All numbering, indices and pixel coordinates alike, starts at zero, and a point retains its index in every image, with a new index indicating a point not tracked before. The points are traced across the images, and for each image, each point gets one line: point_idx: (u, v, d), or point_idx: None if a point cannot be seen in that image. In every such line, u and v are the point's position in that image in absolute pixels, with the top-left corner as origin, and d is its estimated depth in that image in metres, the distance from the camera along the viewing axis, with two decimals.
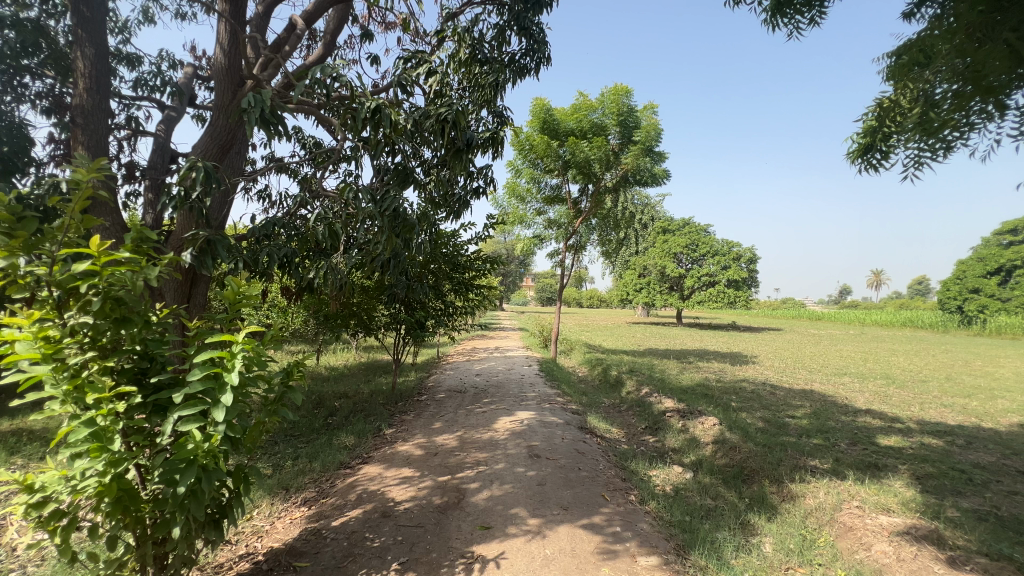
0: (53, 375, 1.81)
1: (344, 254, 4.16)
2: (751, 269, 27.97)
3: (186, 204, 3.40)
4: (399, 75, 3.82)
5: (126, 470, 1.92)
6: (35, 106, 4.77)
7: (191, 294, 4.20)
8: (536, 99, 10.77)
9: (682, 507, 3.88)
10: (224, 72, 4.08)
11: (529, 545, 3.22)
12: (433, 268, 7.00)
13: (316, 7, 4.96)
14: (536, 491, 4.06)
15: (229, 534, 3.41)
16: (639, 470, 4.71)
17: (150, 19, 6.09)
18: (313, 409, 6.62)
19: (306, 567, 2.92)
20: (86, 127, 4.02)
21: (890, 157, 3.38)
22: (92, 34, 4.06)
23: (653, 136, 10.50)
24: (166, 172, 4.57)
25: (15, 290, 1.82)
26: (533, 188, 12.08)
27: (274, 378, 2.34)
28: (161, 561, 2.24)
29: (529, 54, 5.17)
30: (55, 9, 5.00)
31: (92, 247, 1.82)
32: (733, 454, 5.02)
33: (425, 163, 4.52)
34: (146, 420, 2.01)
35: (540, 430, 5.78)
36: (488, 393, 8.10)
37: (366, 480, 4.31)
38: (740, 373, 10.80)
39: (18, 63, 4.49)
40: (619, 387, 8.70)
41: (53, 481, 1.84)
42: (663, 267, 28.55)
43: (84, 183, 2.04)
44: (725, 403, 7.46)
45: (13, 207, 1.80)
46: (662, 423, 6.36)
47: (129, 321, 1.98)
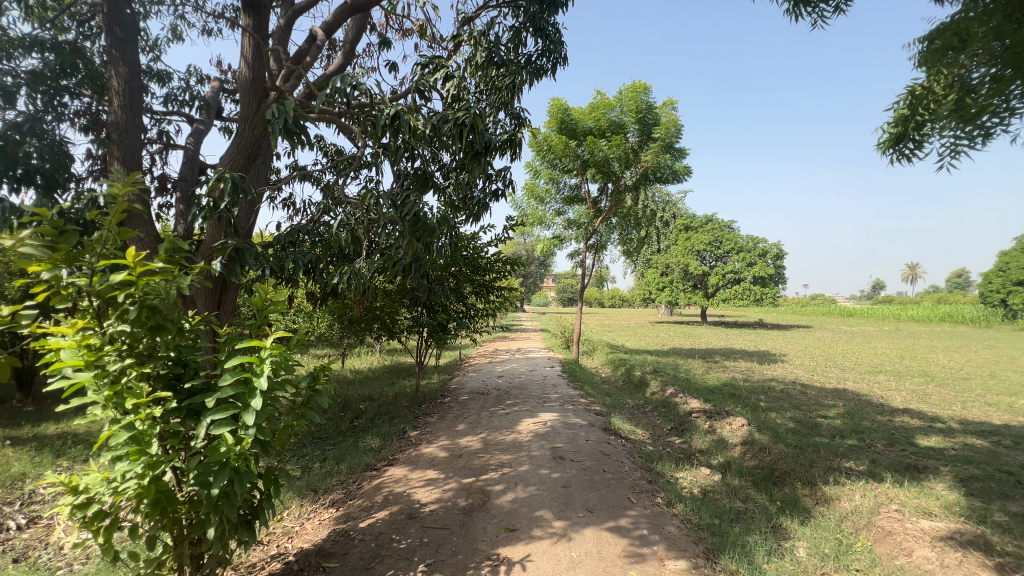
0: (95, 381, 1.88)
1: (366, 259, 4.23)
2: (778, 265, 27.18)
3: (215, 214, 3.53)
4: (418, 81, 3.87)
5: (163, 472, 1.99)
6: (74, 124, 4.99)
7: (221, 301, 4.33)
8: (553, 99, 10.76)
9: (711, 509, 3.81)
10: (249, 85, 4.18)
11: (555, 547, 3.21)
12: (453, 271, 7.03)
13: (335, 17, 5.06)
14: (561, 493, 4.04)
15: (261, 535, 3.50)
16: (666, 472, 4.65)
17: (178, 36, 6.31)
18: (338, 412, 6.75)
19: (334, 568, 2.97)
20: (122, 142, 4.21)
21: (924, 147, 3.23)
22: (125, 54, 4.23)
23: (672, 133, 10.43)
24: (196, 184, 4.72)
25: (58, 301, 1.89)
26: (552, 189, 12.05)
27: (302, 381, 2.39)
28: (197, 561, 2.32)
29: (546, 55, 5.17)
30: (91, 30, 5.23)
31: (128, 258, 1.90)
32: (763, 456, 4.90)
33: (443, 167, 4.59)
34: (181, 424, 2.07)
35: (563, 432, 5.76)
36: (511, 395, 8.11)
37: (392, 481, 4.37)
38: (768, 372, 10.56)
39: (57, 84, 4.72)
40: (642, 388, 8.60)
41: (96, 483, 1.92)
42: (686, 265, 28.08)
43: (120, 197, 2.11)
44: (753, 403, 7.27)
45: (56, 222, 1.88)
46: (688, 424, 6.26)
47: (163, 328, 2.05)
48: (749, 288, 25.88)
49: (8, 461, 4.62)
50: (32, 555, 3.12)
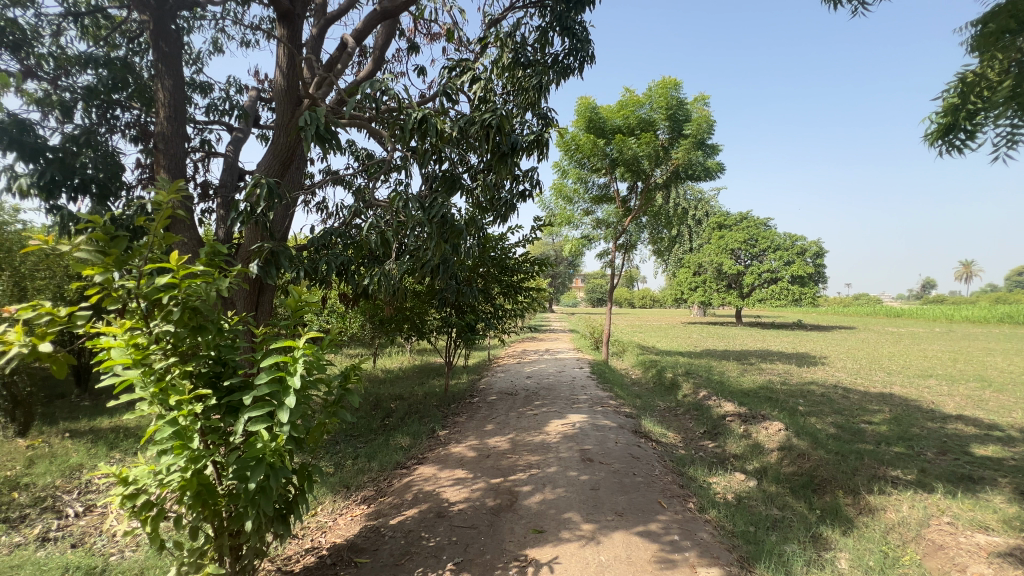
0: (142, 378, 1.98)
1: (395, 260, 4.31)
2: (818, 264, 26.08)
3: (252, 218, 3.68)
4: (445, 84, 3.91)
5: (204, 466, 2.08)
6: (125, 135, 5.28)
7: (259, 302, 4.50)
8: (581, 98, 10.69)
9: (746, 516, 3.70)
10: (284, 93, 4.33)
11: (583, 550, 3.18)
12: (482, 271, 7.06)
13: (365, 24, 5.17)
14: (590, 496, 4.00)
15: (296, 529, 3.61)
16: (698, 476, 4.54)
17: (219, 48, 6.59)
18: (370, 410, 6.89)
19: (365, 563, 3.04)
20: (167, 152, 4.43)
21: (977, 136, 3.03)
22: (170, 67, 4.44)
23: (704, 129, 10.19)
24: (235, 190, 4.92)
25: (109, 302, 2.01)
26: (580, 189, 11.95)
27: (334, 380, 2.45)
28: (236, 552, 2.41)
29: (573, 54, 5.14)
30: (140, 46, 5.52)
31: (172, 262, 2.00)
32: (801, 462, 4.71)
33: (471, 169, 4.62)
34: (221, 420, 2.16)
35: (593, 434, 5.70)
36: (540, 396, 8.10)
37: (421, 480, 4.43)
38: (808, 375, 10.15)
39: (109, 98, 5.01)
40: (673, 391, 8.42)
41: (144, 475, 2.04)
42: (720, 264, 27.33)
43: (165, 204, 2.22)
44: (792, 407, 7.01)
45: (108, 228, 1.99)
46: (722, 428, 6.09)
47: (204, 328, 2.16)
48: (786, 288, 24.96)
49: (67, 452, 4.94)
50: (88, 541, 3.32)
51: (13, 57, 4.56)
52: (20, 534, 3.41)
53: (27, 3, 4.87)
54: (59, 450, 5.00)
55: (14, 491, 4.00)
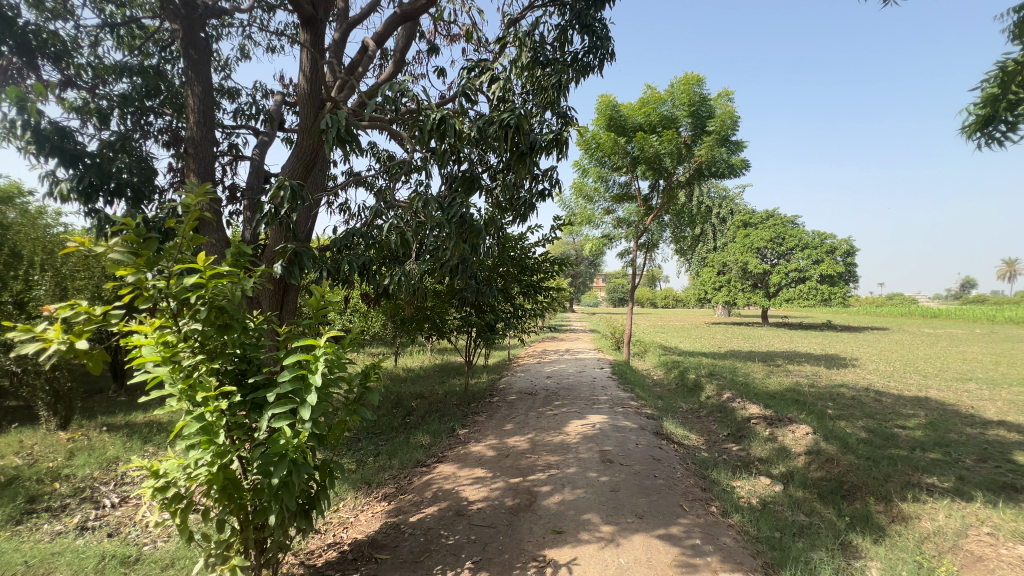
0: (171, 375, 2.05)
1: (416, 260, 4.35)
2: (849, 262, 25.23)
3: (276, 220, 3.77)
4: (464, 85, 3.93)
5: (230, 461, 2.14)
6: (158, 140, 5.47)
7: (283, 302, 4.61)
8: (601, 96, 10.60)
9: (771, 521, 3.61)
10: (307, 97, 4.41)
11: (602, 552, 3.15)
12: (502, 271, 7.07)
13: (386, 27, 5.23)
14: (610, 497, 3.96)
15: (319, 524, 3.68)
16: (721, 480, 4.45)
17: (246, 55, 6.77)
18: (391, 409, 6.98)
19: (385, 559, 3.08)
20: (197, 156, 4.57)
21: (1019, 128, 2.89)
22: (199, 74, 4.59)
23: (728, 125, 9.99)
24: (261, 192, 5.05)
25: (140, 302, 2.08)
26: (601, 188, 11.85)
27: (354, 379, 2.48)
28: (261, 545, 2.47)
29: (593, 52, 5.09)
30: (171, 55, 5.72)
31: (199, 263, 2.06)
32: (830, 467, 4.57)
33: (490, 169, 4.63)
34: (246, 416, 2.22)
35: (613, 435, 5.65)
36: (559, 396, 8.07)
37: (441, 478, 4.46)
38: (838, 378, 9.82)
39: (143, 105, 5.20)
40: (696, 392, 8.27)
41: (173, 468, 2.11)
42: (745, 263, 26.71)
43: (193, 207, 2.29)
44: (820, 410, 6.80)
45: (139, 230, 2.06)
46: (747, 430, 5.96)
47: (230, 327, 2.23)
48: (815, 287, 24.25)
49: (104, 445, 5.16)
50: (123, 530, 3.47)
51: (55, 67, 4.78)
52: (61, 523, 3.58)
53: (68, 16, 5.09)
54: (97, 442, 5.23)
55: (56, 482, 4.20)
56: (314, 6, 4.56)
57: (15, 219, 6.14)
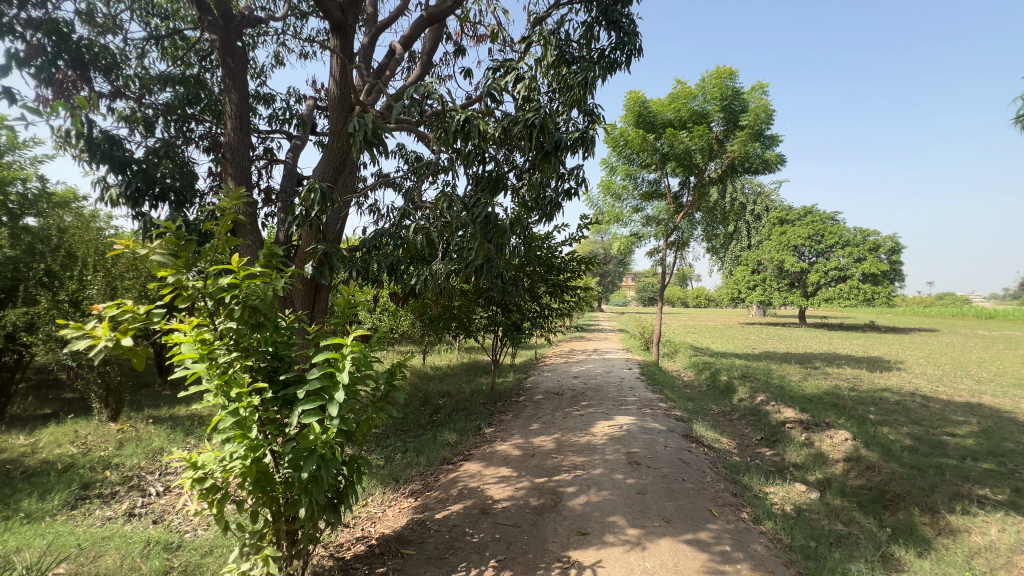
0: (208, 371, 2.15)
1: (442, 260, 4.40)
2: (894, 260, 24.02)
3: (307, 221, 3.89)
4: (489, 85, 3.94)
5: (262, 455, 2.21)
6: (199, 146, 5.72)
7: (315, 301, 4.75)
8: (630, 93, 10.44)
9: (805, 530, 3.48)
10: (337, 101, 4.52)
11: (628, 555, 3.11)
12: (528, 270, 7.08)
13: (413, 30, 5.30)
14: (636, 500, 3.90)
15: (348, 518, 3.78)
16: (753, 485, 4.32)
17: (280, 61, 7.00)
18: (419, 406, 7.08)
19: (411, 554, 3.13)
20: (234, 160, 4.75)
21: None
22: (236, 82, 4.77)
23: (762, 119, 9.68)
24: (294, 194, 5.21)
25: (180, 301, 2.18)
26: (629, 186, 11.68)
27: (381, 377, 2.53)
28: (293, 536, 2.56)
29: (620, 48, 5.02)
30: (211, 63, 5.96)
31: (234, 264, 2.15)
32: (870, 475, 4.37)
33: (516, 168, 4.64)
34: (278, 412, 2.30)
35: (641, 437, 5.56)
36: (586, 396, 8.01)
37: (467, 476, 4.50)
38: (880, 381, 9.39)
39: (184, 112, 5.44)
40: (728, 394, 8.05)
41: (211, 461, 2.21)
42: (781, 262, 25.80)
43: (229, 210, 2.37)
44: (861, 415, 6.51)
45: (179, 232, 2.15)
46: (781, 435, 5.77)
47: (263, 326, 2.31)
48: (857, 287, 23.20)
49: (150, 436, 5.44)
50: (167, 518, 3.65)
51: (106, 79, 5.06)
52: (111, 508, 3.80)
53: (117, 30, 5.38)
54: (144, 434, 5.52)
55: (107, 470, 4.46)
56: (344, 12, 4.67)
57: (71, 223, 6.53)
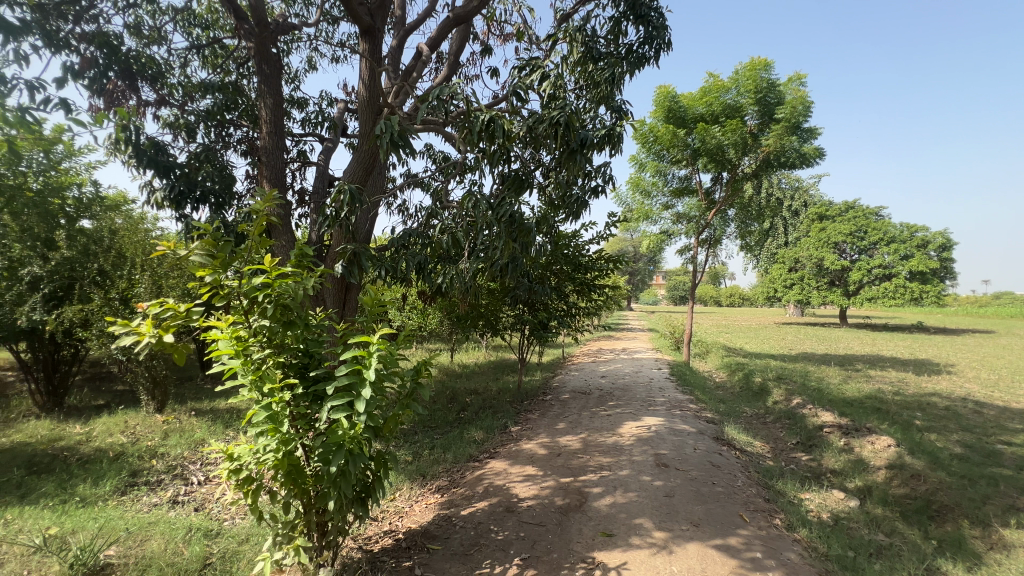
0: (243, 367, 2.24)
1: (468, 259, 4.44)
2: (945, 257, 22.68)
3: (337, 222, 4.00)
4: (514, 84, 3.94)
5: (293, 448, 2.29)
6: (237, 150, 5.95)
7: (346, 299, 4.88)
8: (659, 87, 10.23)
9: (843, 539, 3.35)
10: (366, 104, 4.62)
11: (654, 558, 3.06)
12: (555, 269, 7.05)
13: (440, 31, 5.35)
14: (663, 503, 3.83)
15: (377, 511, 3.87)
16: (787, 491, 4.18)
17: (313, 66, 7.19)
18: (447, 404, 7.17)
19: (437, 550, 3.18)
20: (269, 163, 4.92)
21: None
22: (271, 87, 4.94)
23: (799, 111, 9.33)
24: (325, 196, 5.35)
25: (218, 299, 2.28)
26: (659, 183, 11.46)
27: (407, 374, 2.57)
28: (323, 528, 2.63)
29: (648, 43, 4.92)
30: (248, 70, 6.19)
31: (266, 264, 2.23)
32: (915, 484, 4.16)
33: (543, 167, 4.63)
34: (308, 407, 2.37)
35: (669, 438, 5.46)
36: (614, 396, 7.93)
37: (493, 474, 4.53)
38: (928, 385, 8.90)
39: (223, 118, 5.67)
40: (762, 397, 7.80)
41: (245, 453, 2.30)
42: (821, 259, 24.77)
43: (262, 212, 2.46)
44: (906, 421, 6.19)
45: (216, 234, 2.25)
46: (818, 440, 5.56)
47: (294, 324, 2.38)
48: (903, 286, 22.06)
49: (193, 428, 5.71)
50: (207, 506, 3.83)
51: (152, 88, 5.33)
52: (157, 495, 4.02)
53: (162, 41, 5.65)
54: (187, 425, 5.80)
55: (154, 459, 4.71)
56: (373, 16, 4.77)
57: (122, 225, 6.90)
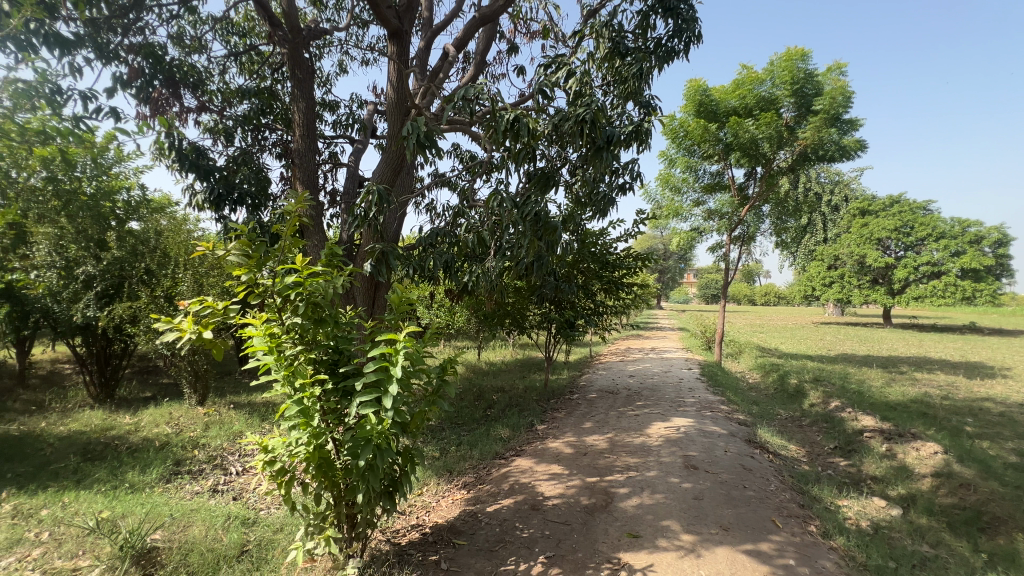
0: (276, 363, 2.33)
1: (494, 258, 4.46)
2: (1001, 253, 21.30)
3: (366, 222, 4.09)
4: (540, 82, 3.93)
5: (324, 442, 2.36)
6: (272, 153, 6.16)
7: (375, 297, 5.00)
8: (690, 81, 9.99)
9: (883, 549, 3.21)
10: (394, 105, 4.70)
11: (681, 561, 3.01)
12: (582, 267, 6.99)
13: (466, 31, 5.39)
14: (692, 505, 3.76)
15: (404, 505, 3.94)
16: (824, 497, 4.03)
17: (344, 69, 7.36)
18: (473, 401, 7.24)
19: (463, 545, 3.23)
20: (301, 165, 5.07)
21: None
22: (304, 91, 5.09)
23: (839, 102, 8.94)
24: (355, 197, 5.48)
25: (253, 297, 2.38)
26: (690, 179, 11.20)
27: (433, 371, 2.60)
28: (353, 520, 2.71)
29: (677, 36, 4.82)
30: (282, 75, 6.39)
31: (298, 263, 2.31)
32: (964, 494, 3.94)
33: (569, 164, 4.60)
34: (338, 402, 2.44)
35: (699, 440, 5.35)
36: (642, 396, 7.82)
37: (518, 472, 4.54)
38: (981, 390, 8.39)
39: (259, 122, 5.88)
40: (798, 399, 7.54)
41: (279, 445, 2.39)
42: (863, 256, 23.67)
43: (294, 213, 2.53)
44: (955, 427, 5.86)
45: (251, 235, 2.34)
46: (858, 445, 5.33)
47: (324, 321, 2.45)
48: (953, 284, 20.84)
49: (231, 420, 5.96)
50: (245, 496, 3.99)
51: (193, 95, 5.58)
52: (199, 484, 4.22)
53: (202, 50, 5.90)
54: (226, 418, 6.06)
55: (196, 449, 4.95)
56: (400, 19, 4.85)
57: (166, 226, 7.25)
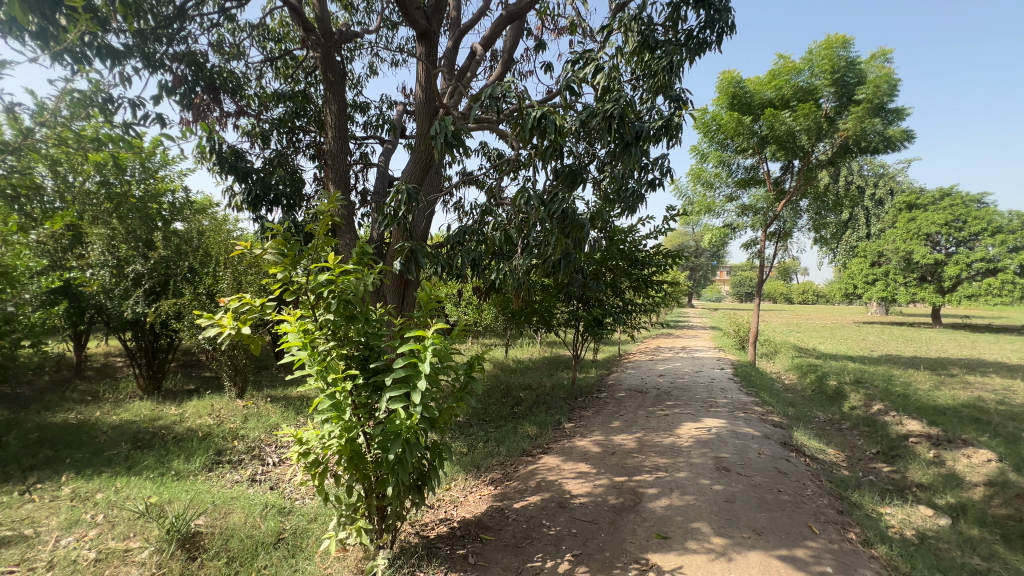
0: (310, 358, 2.41)
1: (521, 255, 4.46)
2: None
3: (395, 221, 4.17)
4: (567, 78, 3.90)
5: (355, 435, 2.43)
6: (306, 154, 6.35)
7: (404, 295, 5.10)
8: (723, 73, 9.71)
9: (930, 560, 3.06)
10: (422, 105, 4.76)
11: (711, 565, 2.95)
12: (610, 265, 6.92)
13: (493, 29, 5.40)
14: (723, 508, 3.67)
15: (433, 499, 4.00)
16: (865, 504, 3.87)
17: (374, 71, 7.50)
18: (501, 398, 7.28)
19: (490, 540, 3.25)
20: (333, 166, 5.20)
21: None
22: (336, 94, 5.22)
23: (884, 91, 8.53)
24: (385, 196, 5.59)
25: (289, 294, 2.46)
26: (722, 173, 10.90)
27: (461, 368, 2.62)
28: (383, 512, 2.77)
29: (709, 27, 4.69)
30: (315, 78, 6.56)
31: (330, 261, 2.38)
32: (1020, 505, 3.71)
33: (597, 160, 4.56)
34: (368, 397, 2.50)
35: (731, 441, 5.22)
36: (672, 395, 7.68)
37: (546, 469, 4.55)
38: None
39: (293, 125, 6.07)
40: (838, 401, 7.24)
41: (313, 438, 2.48)
42: (910, 252, 22.48)
43: (326, 212, 2.60)
44: (1011, 433, 5.52)
45: (286, 234, 2.42)
46: (903, 450, 5.09)
47: (355, 318, 2.51)
48: (1011, 282, 19.53)
49: (268, 413, 6.19)
50: (281, 485, 4.15)
51: (232, 100, 5.80)
52: (238, 473, 4.41)
53: (240, 57, 6.13)
54: (263, 410, 6.30)
55: (235, 440, 5.16)
56: (429, 19, 4.90)
57: (208, 226, 7.59)
